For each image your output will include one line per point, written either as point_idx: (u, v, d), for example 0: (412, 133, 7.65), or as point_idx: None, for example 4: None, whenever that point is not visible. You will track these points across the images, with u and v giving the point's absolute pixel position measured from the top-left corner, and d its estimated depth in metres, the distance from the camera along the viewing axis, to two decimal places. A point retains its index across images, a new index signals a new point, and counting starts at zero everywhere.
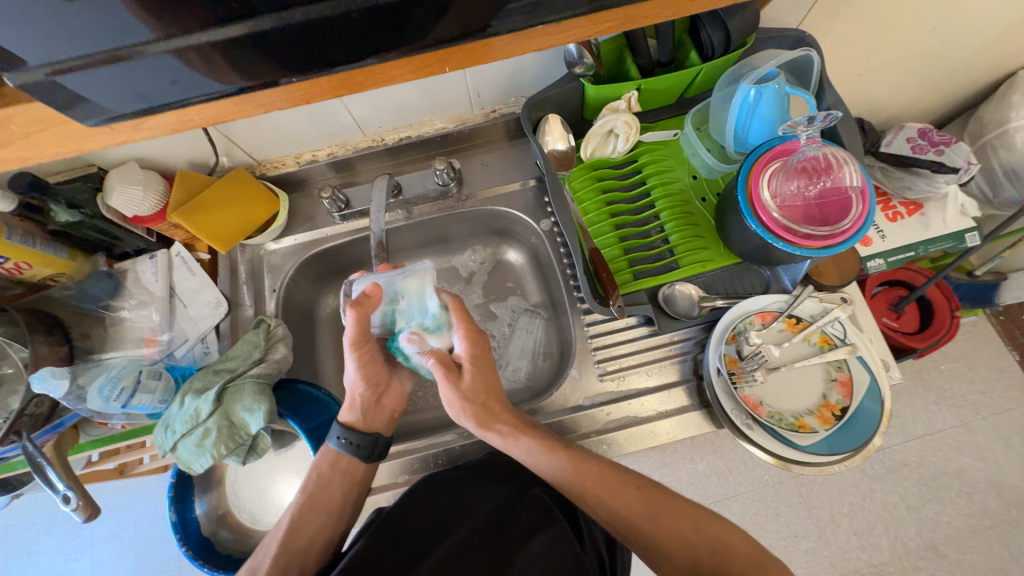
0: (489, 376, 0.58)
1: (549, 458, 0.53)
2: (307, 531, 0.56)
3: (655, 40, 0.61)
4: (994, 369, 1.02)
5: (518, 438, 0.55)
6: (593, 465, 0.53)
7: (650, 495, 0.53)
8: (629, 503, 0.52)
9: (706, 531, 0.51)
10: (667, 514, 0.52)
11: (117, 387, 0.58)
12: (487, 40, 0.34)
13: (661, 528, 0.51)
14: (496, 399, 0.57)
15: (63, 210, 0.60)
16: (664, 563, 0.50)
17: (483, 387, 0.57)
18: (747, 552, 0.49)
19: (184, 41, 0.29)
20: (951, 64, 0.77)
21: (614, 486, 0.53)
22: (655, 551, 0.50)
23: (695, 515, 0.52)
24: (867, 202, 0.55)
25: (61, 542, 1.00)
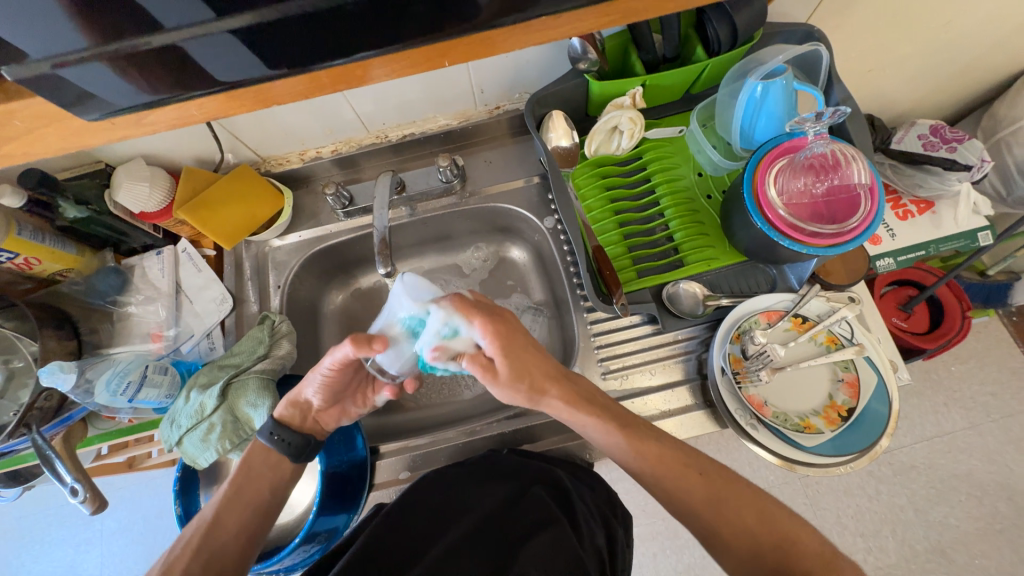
0: (525, 353, 0.50)
1: (607, 432, 0.51)
2: (230, 526, 0.51)
3: (660, 35, 0.60)
4: (1006, 370, 1.01)
5: (576, 407, 0.51)
6: (654, 445, 0.51)
7: (714, 481, 0.49)
8: (689, 488, 0.48)
9: (774, 527, 0.46)
10: (730, 502, 0.48)
11: (123, 383, 0.58)
12: (488, 33, 0.34)
13: (721, 515, 0.47)
14: (543, 366, 0.51)
15: (71, 206, 0.61)
16: (719, 548, 0.47)
17: (525, 370, 0.49)
18: (815, 551, 0.45)
19: (185, 34, 0.29)
20: (964, 59, 0.75)
21: (675, 470, 0.49)
22: (713, 536, 0.47)
23: (758, 503, 0.48)
24: (876, 199, 0.54)
25: (71, 534, 1.02)
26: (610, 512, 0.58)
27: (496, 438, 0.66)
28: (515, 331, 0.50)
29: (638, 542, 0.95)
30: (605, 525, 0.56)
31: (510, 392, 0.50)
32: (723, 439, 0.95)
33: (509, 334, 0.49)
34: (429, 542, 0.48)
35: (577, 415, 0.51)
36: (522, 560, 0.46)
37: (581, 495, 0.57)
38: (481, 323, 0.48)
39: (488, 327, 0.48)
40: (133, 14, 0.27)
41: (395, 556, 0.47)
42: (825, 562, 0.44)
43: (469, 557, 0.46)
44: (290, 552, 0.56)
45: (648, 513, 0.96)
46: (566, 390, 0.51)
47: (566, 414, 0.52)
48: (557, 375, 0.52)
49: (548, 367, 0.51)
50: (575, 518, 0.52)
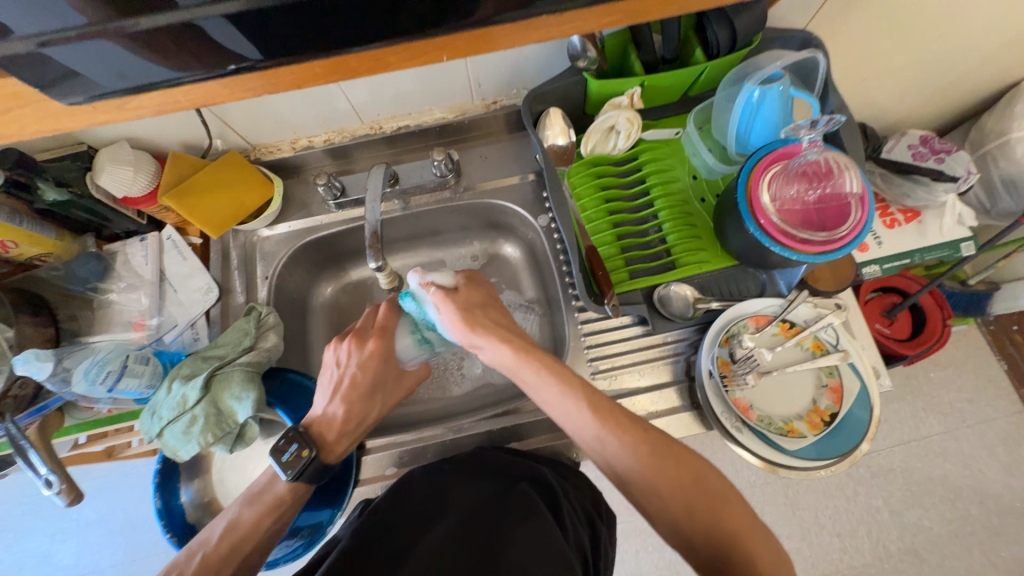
0: (478, 295, 0.62)
1: (558, 380, 0.51)
2: (251, 546, 0.48)
3: (660, 36, 0.60)
4: (982, 378, 1.03)
5: (520, 353, 0.53)
6: (601, 400, 0.49)
7: (655, 440, 0.47)
8: (632, 445, 0.46)
9: (703, 483, 0.45)
10: (668, 460, 0.46)
11: (103, 372, 0.57)
12: (487, 28, 0.33)
13: (658, 474, 0.45)
14: (490, 312, 0.59)
15: (52, 188, 0.58)
16: (655, 513, 0.45)
17: (479, 309, 0.59)
18: (741, 511, 0.43)
19: (184, 16, 0.28)
20: (956, 73, 0.77)
21: (621, 427, 0.47)
22: (648, 496, 0.45)
23: (696, 465, 0.46)
24: (866, 209, 0.55)
25: (49, 522, 1.00)
26: (594, 511, 0.59)
27: (484, 435, 0.66)
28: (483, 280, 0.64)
29: (623, 539, 0.97)
30: (589, 525, 0.57)
31: (465, 323, 0.57)
32: (708, 440, 0.96)
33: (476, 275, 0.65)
34: (404, 542, 0.47)
35: (523, 364, 0.53)
36: (511, 555, 0.45)
37: (567, 495, 0.57)
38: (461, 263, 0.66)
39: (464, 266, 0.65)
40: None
41: (368, 548, 0.46)
42: (748, 521, 0.43)
43: (456, 550, 0.45)
44: (274, 545, 0.57)
45: (633, 510, 0.97)
46: (514, 329, 0.58)
47: (512, 356, 0.53)
48: (502, 319, 0.59)
49: (496, 316, 0.59)
50: (560, 513, 0.53)
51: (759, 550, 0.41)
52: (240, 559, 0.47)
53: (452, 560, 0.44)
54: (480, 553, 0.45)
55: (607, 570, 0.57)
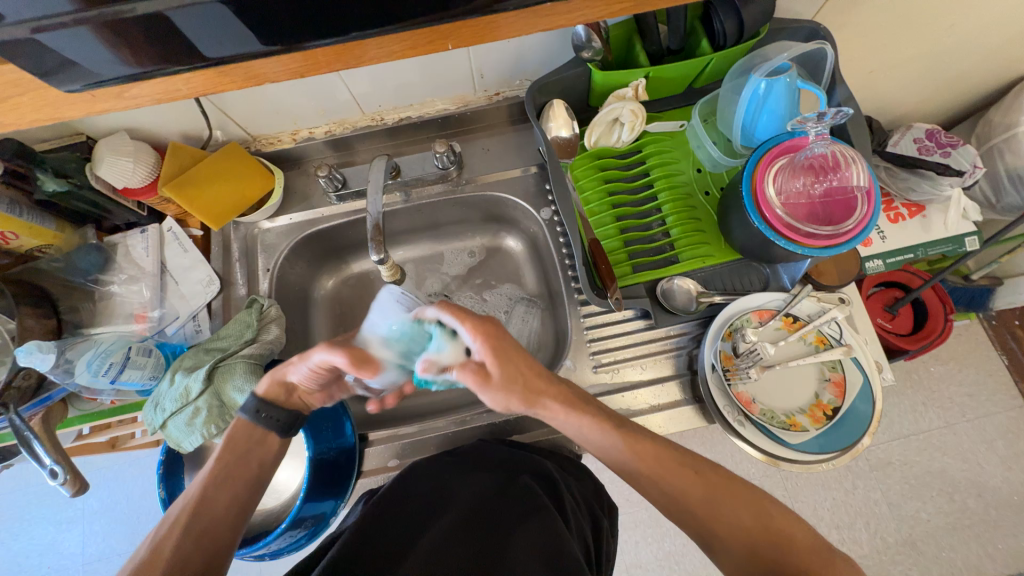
0: (517, 358, 0.49)
1: (590, 434, 0.51)
2: (212, 510, 0.49)
3: (666, 26, 0.59)
4: (983, 372, 1.03)
5: (572, 406, 0.51)
6: (648, 444, 0.50)
7: (708, 478, 0.48)
8: (684, 487, 0.47)
9: (757, 518, 0.45)
10: (723, 499, 0.47)
11: (105, 363, 0.57)
12: (493, 16, 0.33)
13: (714, 512, 0.46)
14: (538, 372, 0.51)
15: (52, 179, 0.58)
16: (717, 546, 0.46)
17: (518, 375, 0.49)
18: (804, 543, 0.43)
19: (158, 6, 0.27)
20: (964, 65, 0.76)
21: (665, 468, 0.48)
22: (702, 528, 0.46)
23: (747, 497, 0.46)
24: (872, 204, 0.54)
25: (53, 511, 1.00)
26: (596, 504, 0.59)
27: (486, 428, 0.66)
28: (508, 339, 0.49)
29: (622, 530, 0.97)
30: (591, 517, 0.57)
31: (522, 397, 0.50)
32: (708, 433, 0.96)
33: (500, 337, 0.49)
34: (407, 538, 0.47)
35: (574, 419, 0.51)
36: (515, 553, 0.45)
37: (570, 488, 0.57)
38: (472, 326, 0.47)
39: (481, 330, 0.47)
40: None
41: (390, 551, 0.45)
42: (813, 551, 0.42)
43: (462, 543, 0.46)
44: (276, 536, 0.56)
45: (632, 502, 0.97)
46: (560, 391, 0.52)
47: (562, 415, 0.52)
48: (548, 377, 0.52)
49: (543, 371, 0.52)
50: (564, 507, 0.53)
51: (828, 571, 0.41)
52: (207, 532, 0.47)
53: (456, 559, 0.44)
54: (485, 547, 0.46)
55: (607, 562, 0.57)
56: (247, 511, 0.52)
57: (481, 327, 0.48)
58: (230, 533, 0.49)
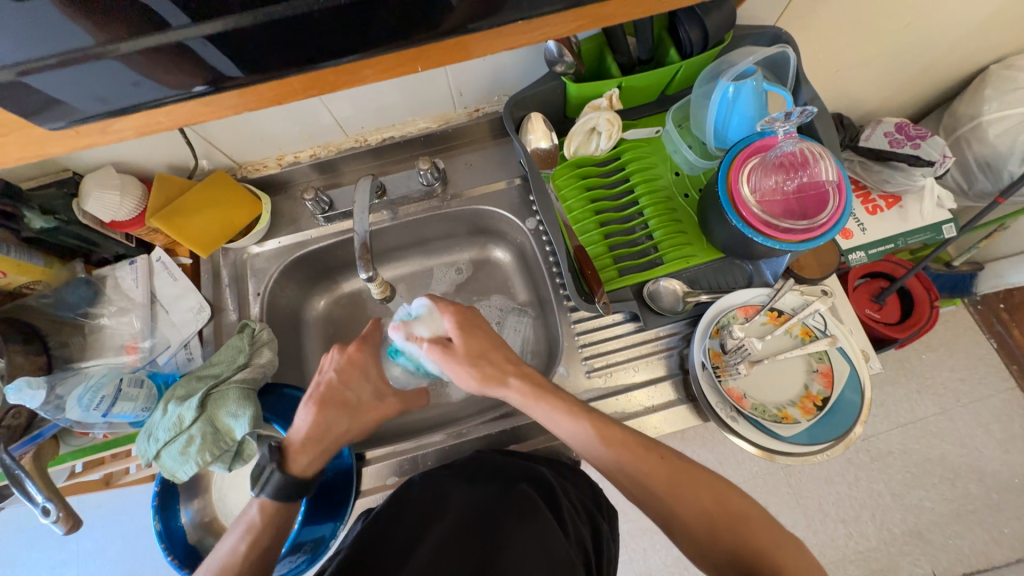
0: (480, 335, 0.58)
1: (573, 422, 0.51)
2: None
3: (634, 38, 0.62)
4: (973, 357, 1.05)
5: (534, 389, 0.54)
6: (618, 431, 0.50)
7: (674, 465, 0.49)
8: (649, 471, 0.48)
9: (724, 504, 0.46)
10: (688, 486, 0.47)
11: (96, 397, 0.57)
12: (461, 38, 0.34)
13: (679, 497, 0.47)
14: (499, 352, 0.57)
15: (38, 216, 0.59)
16: (677, 530, 0.46)
17: (479, 352, 0.56)
18: (768, 528, 0.45)
19: (165, 38, 0.29)
20: (925, 61, 0.79)
21: (637, 454, 0.49)
22: (669, 518, 0.47)
23: (717, 486, 0.47)
24: (843, 195, 0.56)
25: (47, 554, 0.98)
26: (594, 507, 0.59)
27: (484, 439, 0.66)
28: (475, 318, 0.59)
29: (629, 538, 0.96)
30: (590, 521, 0.57)
31: (480, 370, 0.56)
32: (708, 433, 0.97)
33: (469, 317, 0.59)
34: (401, 547, 0.47)
35: (533, 403, 0.53)
36: (514, 560, 0.45)
37: (567, 493, 0.57)
38: (446, 306, 0.59)
39: (452, 310, 0.59)
40: (119, 14, 0.28)
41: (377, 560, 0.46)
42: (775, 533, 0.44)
43: (456, 551, 0.46)
44: (276, 562, 0.56)
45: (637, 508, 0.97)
46: (524, 373, 0.55)
47: (527, 396, 0.53)
48: (513, 359, 0.57)
49: (504, 353, 0.57)
50: (560, 511, 0.53)
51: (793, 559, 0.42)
52: None
53: (453, 564, 0.44)
54: (480, 553, 0.46)
55: (610, 566, 0.58)
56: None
57: (454, 310, 0.59)
58: None
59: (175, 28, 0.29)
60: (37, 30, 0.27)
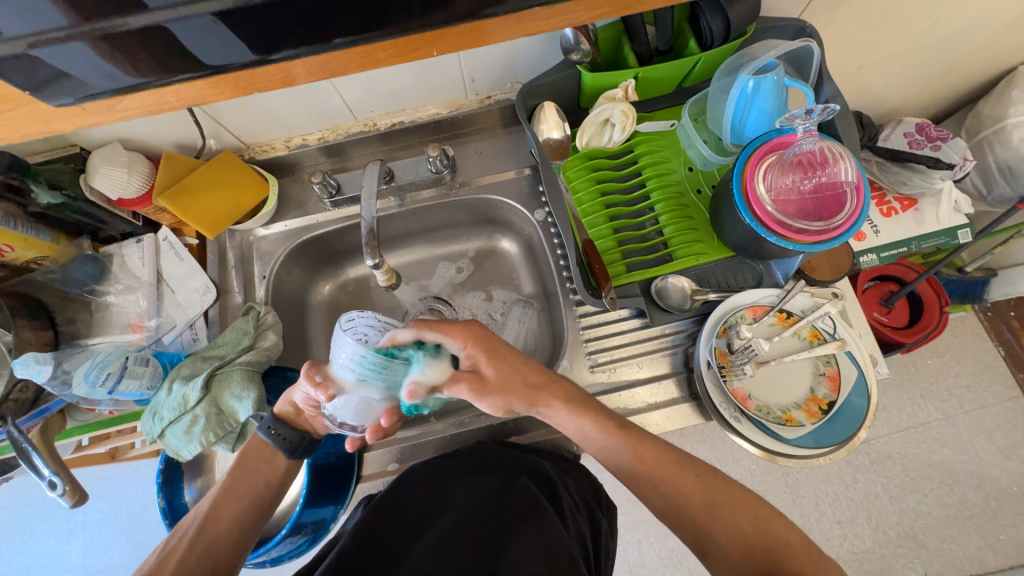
0: (510, 357, 0.53)
1: (605, 432, 0.51)
2: (215, 531, 0.50)
3: (653, 27, 0.60)
4: (980, 364, 1.04)
5: (572, 404, 0.53)
6: (652, 447, 0.51)
7: (710, 483, 0.49)
8: (683, 490, 0.48)
9: (765, 529, 0.46)
10: (723, 506, 0.48)
11: (103, 374, 0.57)
12: (476, 24, 0.33)
13: (716, 518, 0.47)
14: (531, 368, 0.53)
15: (45, 191, 0.59)
16: (714, 554, 0.47)
17: (511, 374, 0.52)
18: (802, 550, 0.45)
19: (155, 18, 0.28)
20: (953, 59, 0.76)
21: (672, 471, 0.49)
22: (706, 540, 0.47)
23: (740, 496, 0.49)
24: (862, 197, 0.54)
25: (53, 524, 1.00)
26: (594, 503, 0.60)
27: (485, 430, 0.66)
28: (494, 339, 0.53)
29: (624, 530, 0.97)
30: (589, 516, 0.57)
31: (521, 390, 0.52)
32: (708, 430, 0.97)
33: (488, 340, 0.52)
34: (407, 540, 0.48)
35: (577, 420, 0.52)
36: (512, 547, 0.46)
37: (567, 486, 0.57)
38: (457, 336, 0.51)
39: (468, 335, 0.51)
40: None
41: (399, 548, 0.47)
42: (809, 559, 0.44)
43: (453, 547, 0.46)
44: (277, 542, 0.57)
45: (634, 501, 0.97)
46: (561, 390, 0.53)
47: (566, 415, 0.53)
48: (544, 373, 0.54)
49: (534, 372, 0.53)
50: (560, 505, 0.53)
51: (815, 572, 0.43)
52: (206, 544, 0.49)
53: (453, 557, 0.45)
54: (480, 547, 0.46)
55: (606, 561, 0.58)
56: (253, 533, 0.52)
57: (467, 333, 0.51)
58: (229, 550, 0.50)
59: (152, 9, 0.28)
60: (45, 5, 0.26)
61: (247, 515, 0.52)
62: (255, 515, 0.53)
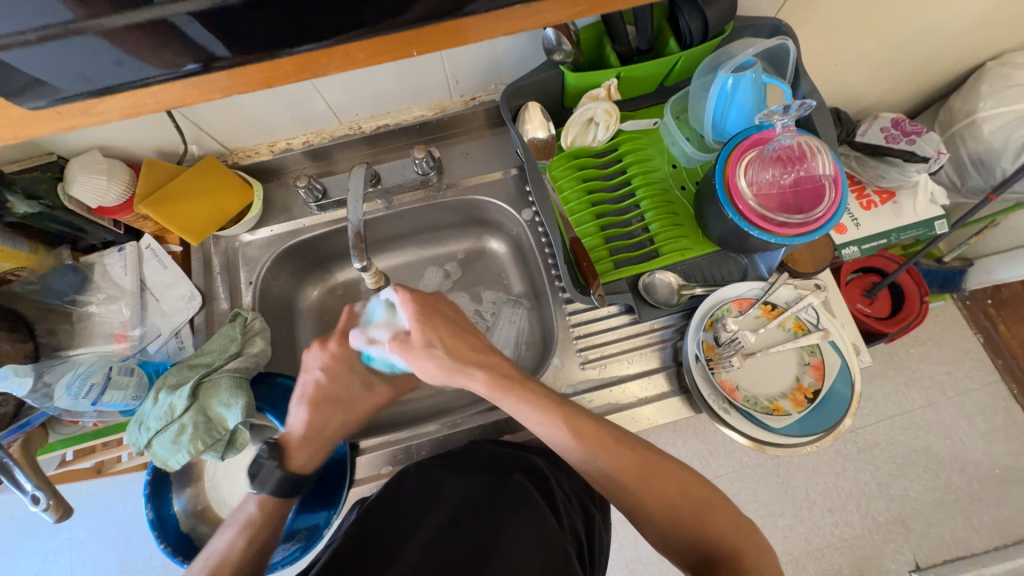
0: (438, 325, 0.57)
1: (541, 410, 0.51)
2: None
3: (633, 27, 0.61)
4: (960, 351, 1.07)
5: (502, 381, 0.53)
6: (590, 423, 0.51)
7: (643, 455, 0.50)
8: (620, 464, 0.49)
9: (692, 496, 0.48)
10: (655, 476, 0.49)
11: (85, 385, 0.56)
12: (457, 21, 0.34)
13: (647, 489, 0.48)
14: (462, 338, 0.57)
15: (21, 201, 0.57)
16: (644, 519, 0.48)
17: (438, 338, 0.56)
18: (728, 515, 0.48)
19: (143, 16, 0.28)
20: (925, 55, 0.78)
21: (607, 445, 0.50)
22: (638, 509, 0.48)
23: (683, 477, 0.50)
24: (840, 189, 0.56)
25: (38, 543, 0.98)
26: (588, 499, 0.60)
27: (477, 430, 0.66)
28: (433, 305, 0.59)
29: (620, 526, 0.97)
30: (583, 512, 0.58)
31: (454, 343, 0.56)
32: (699, 424, 0.98)
33: (427, 306, 0.58)
34: (391, 541, 0.47)
35: (499, 395, 0.53)
36: (505, 548, 0.46)
37: (560, 483, 0.58)
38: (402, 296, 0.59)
39: (408, 298, 0.58)
40: None
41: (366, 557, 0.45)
42: (739, 524, 0.47)
43: (448, 549, 0.46)
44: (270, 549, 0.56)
45: None
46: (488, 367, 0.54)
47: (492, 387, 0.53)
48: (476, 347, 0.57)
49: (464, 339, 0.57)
50: (553, 501, 0.54)
51: (746, 542, 0.46)
52: None
53: (445, 560, 0.44)
54: (475, 549, 0.46)
55: (600, 555, 0.58)
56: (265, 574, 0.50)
57: (410, 297, 0.59)
58: None
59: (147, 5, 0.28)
60: (16, 7, 0.26)
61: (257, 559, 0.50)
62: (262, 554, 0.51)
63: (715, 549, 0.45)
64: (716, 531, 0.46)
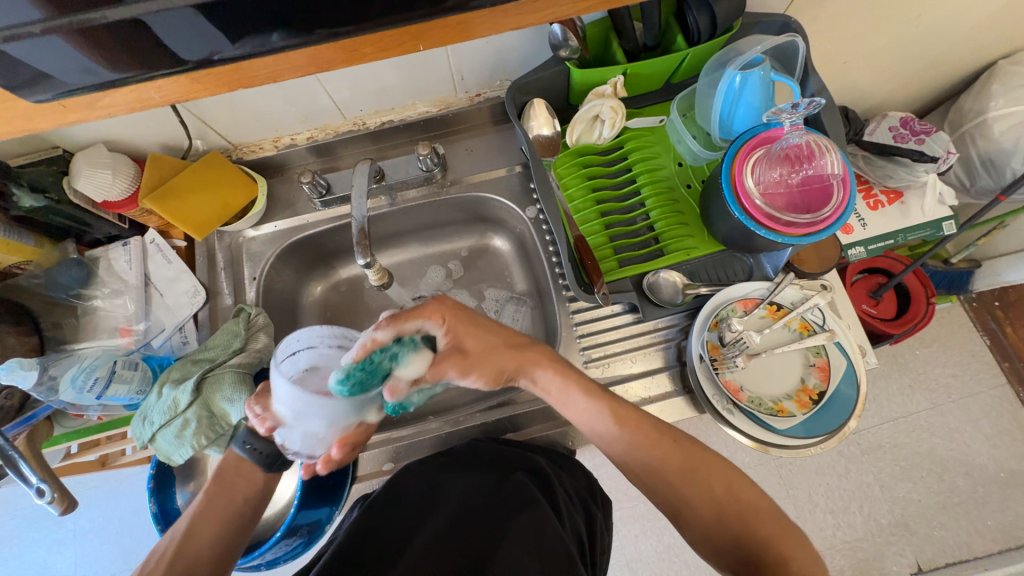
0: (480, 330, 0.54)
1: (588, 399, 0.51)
2: (193, 548, 0.48)
3: (640, 23, 0.60)
4: (966, 353, 1.06)
5: (559, 369, 0.53)
6: (631, 411, 0.51)
7: (687, 449, 0.49)
8: (661, 456, 0.48)
9: (738, 496, 0.46)
10: (700, 472, 0.48)
11: (91, 378, 0.56)
12: (463, 16, 0.33)
13: (693, 484, 0.47)
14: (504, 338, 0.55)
15: (27, 194, 0.57)
16: (688, 518, 0.47)
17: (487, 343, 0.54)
18: (775, 517, 0.46)
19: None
20: (936, 53, 0.77)
21: (651, 436, 0.49)
22: (680, 506, 0.47)
23: (729, 474, 0.48)
24: (848, 189, 0.55)
25: (42, 534, 0.99)
26: (589, 498, 0.60)
27: (479, 428, 0.66)
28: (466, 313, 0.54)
29: (621, 525, 0.97)
30: (585, 511, 0.58)
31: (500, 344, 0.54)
32: (701, 424, 0.98)
33: (458, 313, 0.54)
34: (402, 537, 0.47)
35: (561, 385, 0.53)
36: (507, 544, 0.46)
37: (562, 483, 0.57)
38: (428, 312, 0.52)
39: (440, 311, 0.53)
40: None
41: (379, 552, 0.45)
42: (781, 520, 0.45)
43: (455, 543, 0.46)
44: (273, 545, 0.58)
45: (630, 496, 0.98)
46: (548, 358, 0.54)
47: (554, 380, 0.53)
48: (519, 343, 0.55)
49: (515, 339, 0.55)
50: (556, 500, 0.53)
51: (794, 546, 0.43)
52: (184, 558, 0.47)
53: (449, 557, 0.44)
54: (477, 548, 0.46)
55: (602, 553, 0.58)
56: (232, 555, 0.50)
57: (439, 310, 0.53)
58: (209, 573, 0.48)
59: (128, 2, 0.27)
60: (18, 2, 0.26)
61: (228, 531, 0.51)
62: (236, 529, 0.52)
63: (760, 550, 0.43)
64: (762, 531, 0.44)
